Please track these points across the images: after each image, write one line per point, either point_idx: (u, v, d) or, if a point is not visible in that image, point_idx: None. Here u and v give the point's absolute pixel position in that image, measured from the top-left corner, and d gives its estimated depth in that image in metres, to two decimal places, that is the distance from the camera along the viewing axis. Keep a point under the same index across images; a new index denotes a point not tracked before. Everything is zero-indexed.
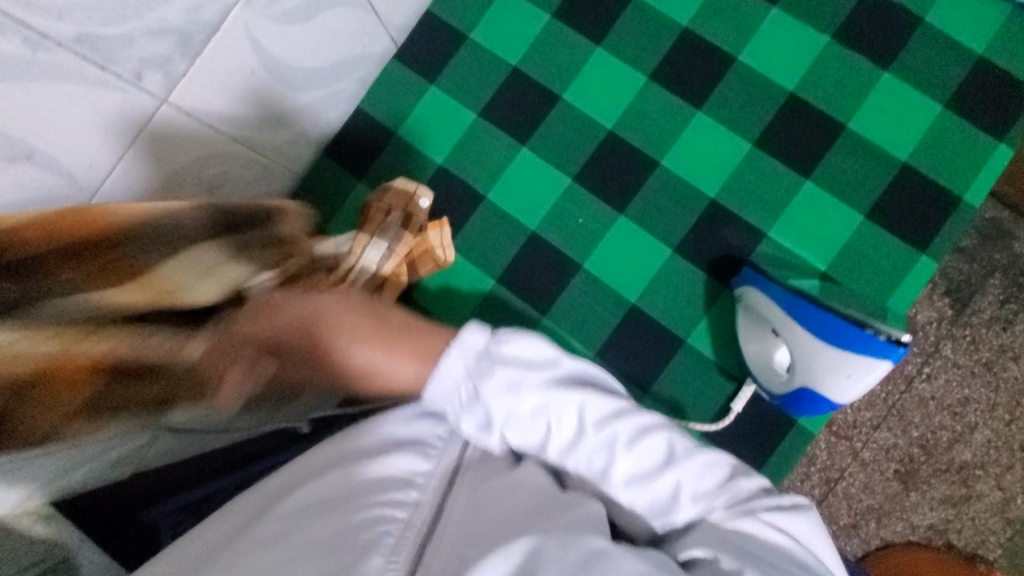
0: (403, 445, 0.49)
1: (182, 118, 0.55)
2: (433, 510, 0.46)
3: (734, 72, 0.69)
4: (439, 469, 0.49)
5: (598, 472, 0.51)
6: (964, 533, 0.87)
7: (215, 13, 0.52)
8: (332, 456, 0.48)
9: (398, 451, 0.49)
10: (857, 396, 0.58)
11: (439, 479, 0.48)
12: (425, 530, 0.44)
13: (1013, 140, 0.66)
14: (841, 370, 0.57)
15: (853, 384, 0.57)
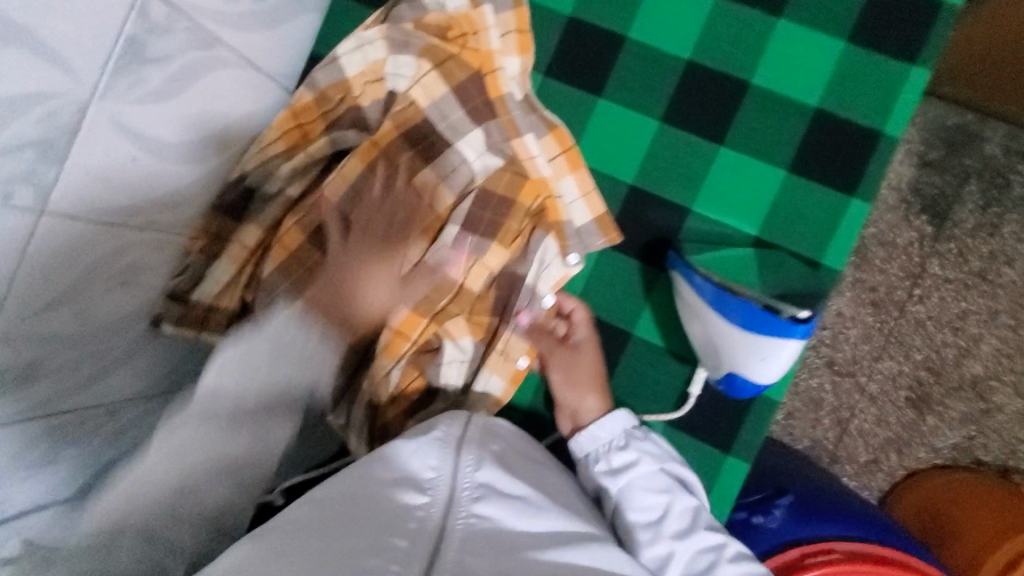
0: (403, 481, 0.51)
1: (73, 223, 0.54)
2: (434, 534, 0.48)
3: (627, 51, 0.67)
4: (438, 497, 0.51)
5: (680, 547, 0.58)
6: (991, 446, 1.09)
7: (73, 114, 0.50)
8: (347, 491, 0.51)
9: (399, 488, 0.51)
10: (777, 374, 0.59)
11: (441, 504, 0.50)
12: (442, 518, 0.49)
13: (928, 58, 0.62)
14: (756, 352, 0.57)
15: (768, 363, 0.58)
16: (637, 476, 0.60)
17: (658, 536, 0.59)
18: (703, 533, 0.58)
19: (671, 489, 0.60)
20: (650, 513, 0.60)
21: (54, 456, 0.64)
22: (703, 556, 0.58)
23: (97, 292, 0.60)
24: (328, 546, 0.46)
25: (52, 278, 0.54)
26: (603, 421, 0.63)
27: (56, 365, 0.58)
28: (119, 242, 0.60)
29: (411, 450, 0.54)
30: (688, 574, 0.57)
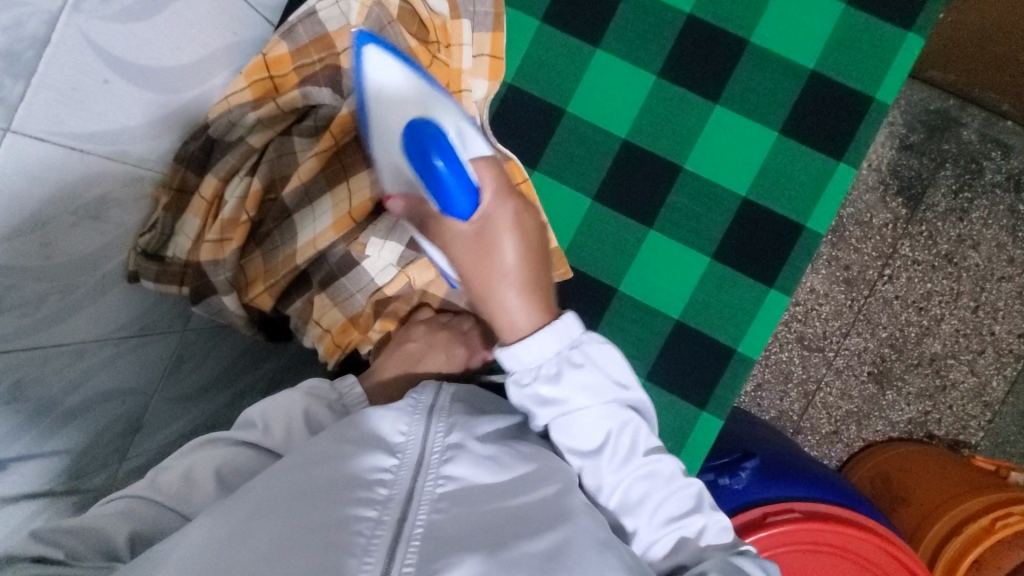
0: (368, 444, 0.49)
1: (39, 146, 0.51)
2: (403, 499, 0.45)
3: (628, 1, 0.65)
4: (407, 460, 0.49)
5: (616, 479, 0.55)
6: (944, 420, 1.14)
7: (39, 24, 0.46)
8: (312, 456, 0.48)
9: (364, 451, 0.48)
10: None
11: (409, 470, 0.48)
12: (411, 485, 0.46)
13: (924, 27, 0.62)
14: None
15: None
16: (596, 390, 0.53)
17: (603, 473, 0.54)
18: (645, 461, 0.54)
19: (621, 422, 0.54)
20: (592, 441, 0.54)
21: (18, 393, 0.61)
22: (640, 485, 0.54)
23: (66, 224, 0.57)
24: (293, 516, 0.42)
25: (16, 204, 0.51)
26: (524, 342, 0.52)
27: (18, 298, 0.55)
28: (89, 170, 0.57)
29: (376, 413, 0.52)
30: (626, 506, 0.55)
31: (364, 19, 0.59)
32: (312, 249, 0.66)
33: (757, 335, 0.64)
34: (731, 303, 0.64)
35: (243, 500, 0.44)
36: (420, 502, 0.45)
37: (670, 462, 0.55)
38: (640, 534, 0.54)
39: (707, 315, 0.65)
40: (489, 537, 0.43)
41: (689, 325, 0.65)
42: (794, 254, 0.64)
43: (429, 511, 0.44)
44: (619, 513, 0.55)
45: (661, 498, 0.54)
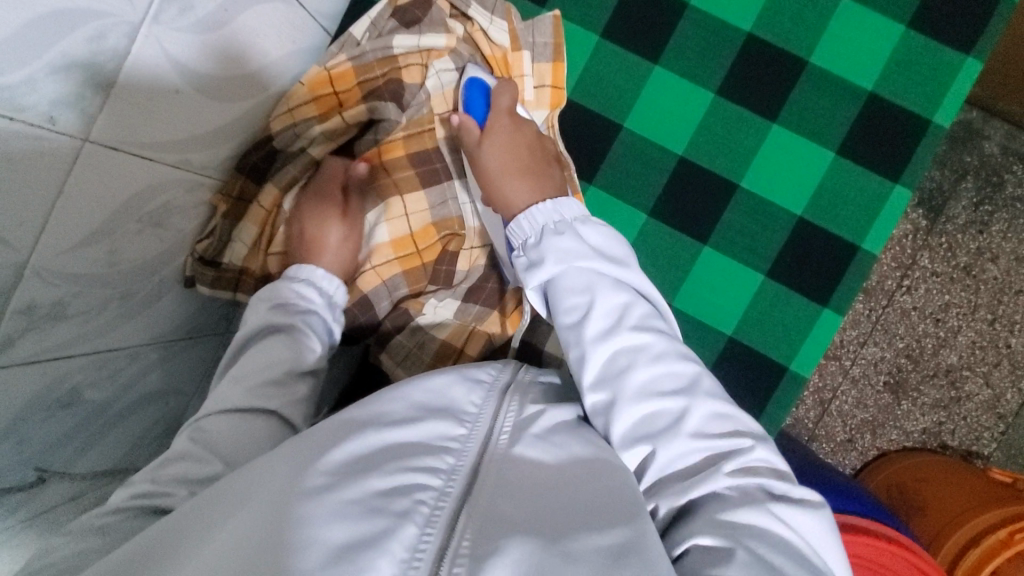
0: (437, 412, 0.46)
1: (111, 155, 0.51)
2: (468, 476, 0.42)
3: (688, 18, 0.65)
4: (475, 434, 0.46)
5: (590, 311, 0.52)
6: (958, 431, 1.12)
7: (122, 36, 0.46)
8: (374, 415, 0.45)
9: (432, 419, 0.45)
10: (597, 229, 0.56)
11: (474, 445, 0.45)
12: (472, 462, 0.43)
13: (982, 52, 0.63)
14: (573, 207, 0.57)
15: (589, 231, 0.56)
16: (575, 254, 0.54)
17: (580, 337, 0.52)
18: (629, 333, 0.51)
19: (595, 287, 0.53)
20: (574, 290, 0.53)
21: (76, 397, 0.61)
22: (622, 356, 0.51)
23: (131, 231, 0.57)
24: (350, 480, 0.39)
25: (87, 212, 0.51)
26: (529, 210, 0.57)
27: (83, 305, 0.56)
28: (153, 177, 0.57)
29: (446, 382, 0.49)
30: (594, 325, 0.52)
31: (443, 53, 0.65)
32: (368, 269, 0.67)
33: (811, 351, 0.65)
34: (783, 318, 0.65)
35: (298, 452, 0.41)
36: (485, 486, 0.42)
37: (659, 345, 0.51)
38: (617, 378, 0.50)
39: (760, 330, 0.66)
40: (545, 526, 0.40)
41: (742, 341, 0.66)
42: (849, 274, 0.64)
43: (495, 495, 0.41)
44: (597, 390, 0.50)
45: (646, 373, 0.50)
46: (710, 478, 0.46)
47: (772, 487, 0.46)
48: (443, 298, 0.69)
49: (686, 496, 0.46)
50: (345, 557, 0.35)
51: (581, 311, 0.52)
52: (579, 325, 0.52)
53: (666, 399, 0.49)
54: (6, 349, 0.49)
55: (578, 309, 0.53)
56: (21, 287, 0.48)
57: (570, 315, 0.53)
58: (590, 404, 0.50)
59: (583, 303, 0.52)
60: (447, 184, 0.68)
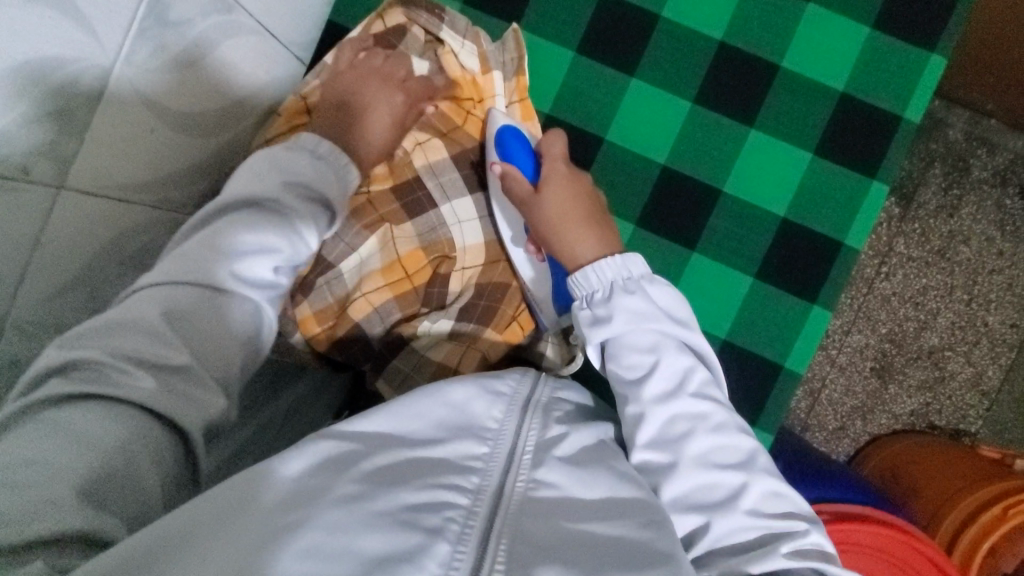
0: (459, 427, 0.46)
1: (88, 201, 0.49)
2: (494, 492, 0.42)
3: (660, 30, 0.66)
4: (499, 449, 0.46)
5: (657, 395, 0.53)
6: (944, 411, 1.12)
7: (95, 80, 0.45)
8: (397, 429, 0.45)
9: (456, 433, 0.46)
10: (666, 292, 0.57)
11: (498, 462, 0.45)
12: (500, 479, 0.44)
13: (945, 48, 0.65)
14: (646, 274, 0.57)
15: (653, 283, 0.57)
16: (646, 315, 0.54)
17: (640, 397, 0.53)
18: (688, 400, 0.52)
19: (660, 348, 0.54)
20: (636, 368, 0.53)
21: None
22: (682, 425, 0.52)
23: (113, 275, 0.56)
24: (376, 497, 0.39)
25: (68, 260, 0.50)
26: (597, 265, 0.56)
27: None
28: (134, 219, 0.56)
29: (467, 393, 0.49)
30: (660, 439, 0.52)
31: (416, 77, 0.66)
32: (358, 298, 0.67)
33: (804, 349, 0.66)
34: (775, 318, 0.66)
35: (317, 465, 0.41)
36: (511, 506, 0.42)
37: (720, 414, 0.52)
38: (675, 475, 0.50)
39: (753, 331, 0.66)
40: (575, 548, 0.40)
41: (736, 344, 0.66)
42: (834, 270, 0.66)
43: (520, 514, 0.41)
44: (652, 452, 0.51)
45: (705, 444, 0.51)
46: (766, 553, 0.47)
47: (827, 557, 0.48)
48: (437, 318, 0.67)
49: (741, 566, 0.47)
50: (378, 572, 0.35)
51: (647, 404, 0.52)
52: (648, 452, 0.52)
53: (724, 473, 0.50)
54: None
55: (643, 430, 0.52)
56: (1, 342, 0.46)
57: (636, 441, 0.52)
58: (643, 463, 0.51)
59: (654, 437, 0.52)
60: (434, 211, 0.68)
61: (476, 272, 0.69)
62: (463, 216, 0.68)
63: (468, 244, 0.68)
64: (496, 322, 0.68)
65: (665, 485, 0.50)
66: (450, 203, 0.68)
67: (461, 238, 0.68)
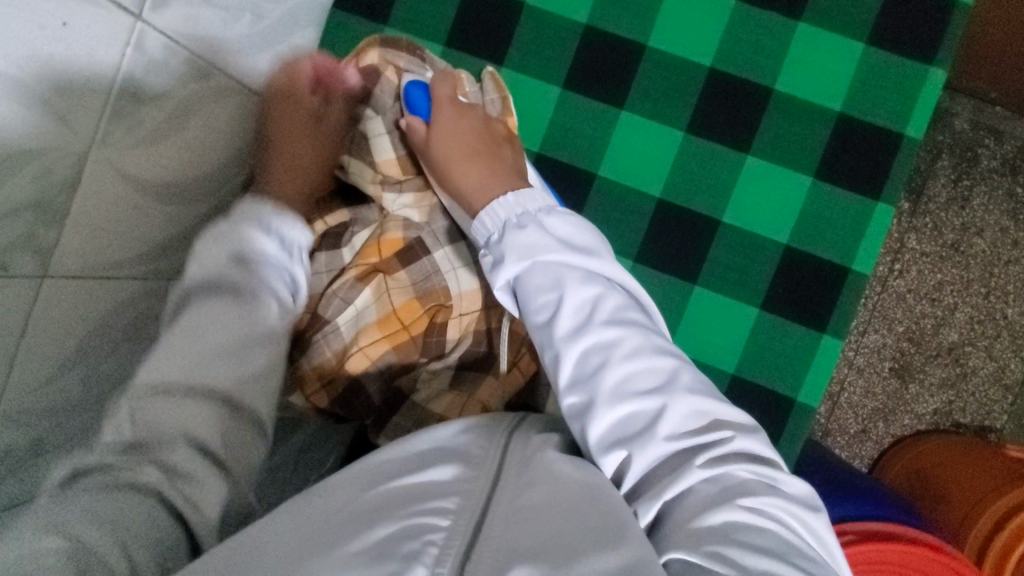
0: (443, 455, 0.42)
1: (77, 283, 0.49)
2: (478, 510, 0.37)
3: (648, 60, 0.65)
4: (485, 468, 0.41)
5: (566, 330, 0.47)
6: (968, 408, 1.09)
7: (70, 166, 0.45)
8: (378, 471, 0.40)
9: (438, 463, 0.41)
10: (566, 220, 0.52)
11: (483, 481, 0.40)
12: (484, 497, 0.38)
13: (945, 60, 0.63)
14: (542, 205, 0.53)
15: (551, 214, 0.52)
16: (539, 247, 0.50)
17: (550, 338, 0.47)
18: (599, 327, 0.47)
19: (562, 280, 0.49)
20: (544, 303, 0.48)
21: None
22: (594, 355, 0.46)
23: (107, 353, 0.55)
24: (352, 532, 0.35)
25: (58, 342, 0.49)
26: (490, 207, 0.54)
27: (65, 435, 0.53)
28: (123, 293, 0.55)
29: (452, 429, 0.45)
30: (577, 375, 0.46)
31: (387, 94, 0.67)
32: (356, 352, 0.65)
33: (817, 379, 0.64)
34: (784, 350, 0.64)
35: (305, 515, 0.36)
36: (497, 517, 0.37)
37: (633, 337, 0.46)
38: (595, 413, 0.44)
39: (762, 364, 0.64)
40: (553, 546, 0.35)
41: (747, 378, 0.64)
42: (842, 296, 0.64)
43: (505, 522, 0.37)
44: (571, 395, 0.45)
45: (619, 371, 0.45)
46: (681, 475, 0.41)
47: (770, 475, 0.42)
48: (436, 370, 0.66)
49: (662, 498, 0.40)
50: None
51: (561, 341, 0.47)
52: (568, 395, 0.45)
53: (641, 399, 0.44)
54: None
55: (561, 369, 0.46)
56: None
57: (556, 384, 0.46)
58: (567, 409, 0.45)
59: (572, 376, 0.46)
60: (428, 259, 0.67)
61: (475, 319, 0.67)
62: (459, 264, 0.67)
63: (465, 290, 0.67)
64: (495, 370, 0.67)
65: (588, 427, 0.44)
66: (444, 250, 0.67)
67: (457, 284, 0.67)
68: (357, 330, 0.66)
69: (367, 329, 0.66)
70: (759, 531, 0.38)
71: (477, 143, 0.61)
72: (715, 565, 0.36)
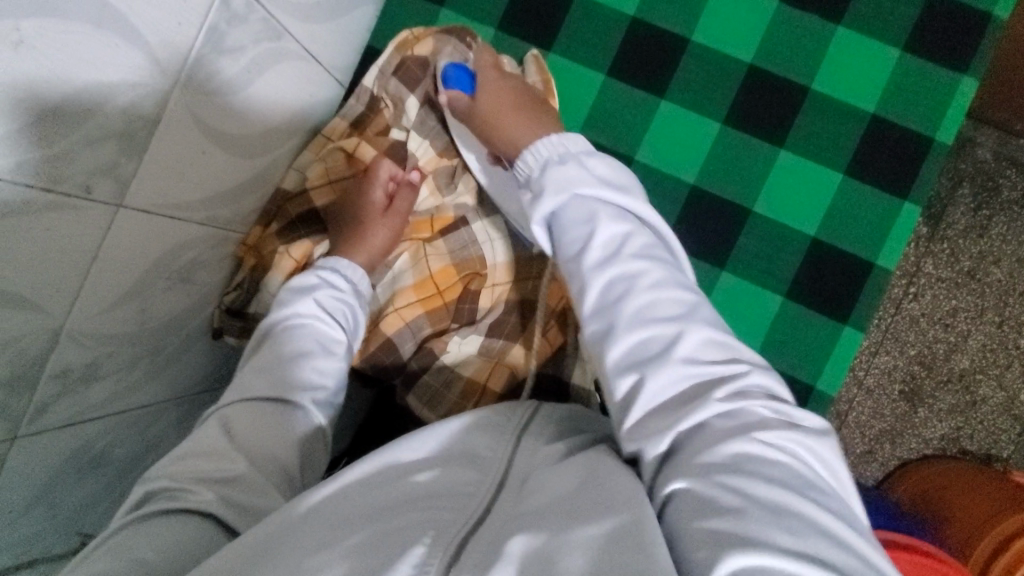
0: (453, 461, 0.43)
1: (144, 219, 0.52)
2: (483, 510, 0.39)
3: (691, 53, 0.68)
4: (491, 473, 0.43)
5: (594, 261, 0.49)
6: (977, 436, 0.98)
7: (154, 104, 0.48)
8: (387, 472, 0.42)
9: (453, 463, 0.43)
10: (604, 163, 0.53)
11: (489, 486, 0.41)
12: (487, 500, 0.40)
13: (976, 71, 0.65)
14: (582, 148, 0.54)
15: (591, 157, 0.53)
16: (577, 184, 0.52)
17: (579, 266, 0.50)
18: (626, 260, 0.48)
19: (595, 216, 0.50)
20: (576, 235, 0.50)
21: (106, 457, 0.60)
22: (619, 285, 0.47)
23: (160, 290, 0.58)
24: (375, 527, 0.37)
25: (122, 272, 0.52)
26: (534, 145, 0.55)
27: (115, 364, 0.56)
28: (181, 235, 0.58)
29: (462, 435, 0.46)
30: (600, 301, 0.48)
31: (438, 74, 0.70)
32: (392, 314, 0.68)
33: (837, 370, 0.66)
34: (805, 339, 0.66)
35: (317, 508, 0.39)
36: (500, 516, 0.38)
37: (658, 272, 0.47)
38: (613, 337, 0.45)
39: (784, 351, 0.66)
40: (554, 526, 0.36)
41: (768, 364, 0.66)
42: (866, 291, 0.66)
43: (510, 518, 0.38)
44: (594, 321, 0.47)
45: (640, 301, 0.46)
46: (696, 404, 0.41)
47: (782, 409, 0.42)
48: (467, 335, 0.69)
49: (675, 423, 0.41)
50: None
51: (591, 269, 0.49)
52: (593, 320, 0.48)
53: (658, 325, 0.45)
54: (41, 414, 0.49)
55: (586, 295, 0.48)
56: (58, 350, 0.48)
57: (582, 309, 0.49)
58: (589, 332, 0.47)
59: (596, 303, 0.48)
60: (466, 229, 0.70)
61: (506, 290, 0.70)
62: (495, 236, 0.70)
63: (499, 261, 0.70)
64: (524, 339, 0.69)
65: (605, 349, 0.46)
66: (481, 221, 0.70)
67: (491, 255, 0.70)
68: (394, 295, 0.69)
69: (404, 292, 0.69)
70: (768, 462, 0.38)
71: (524, 105, 0.62)
72: (718, 494, 0.37)
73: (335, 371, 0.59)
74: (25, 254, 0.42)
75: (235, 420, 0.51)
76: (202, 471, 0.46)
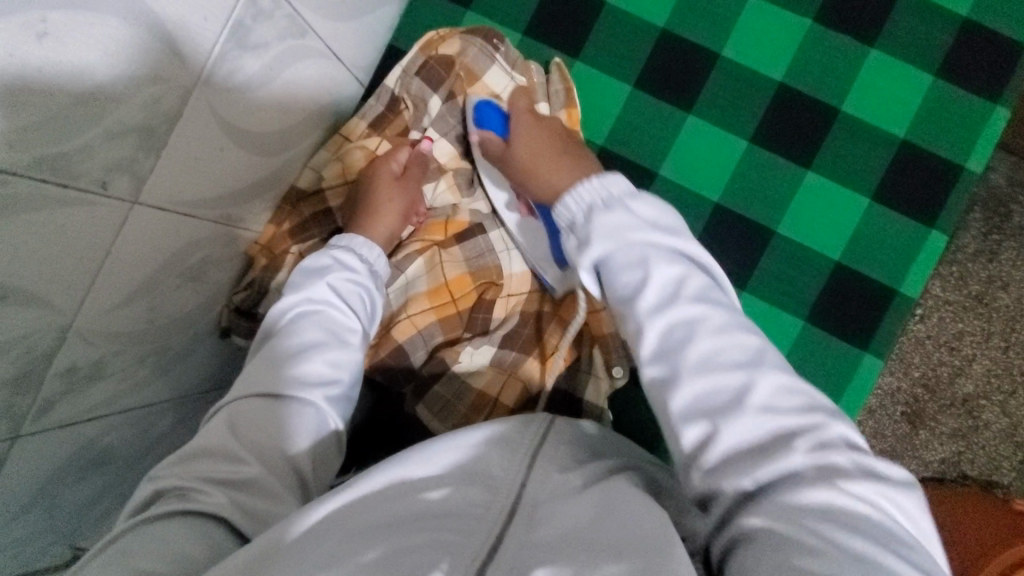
0: (471, 479, 0.41)
1: (158, 215, 0.51)
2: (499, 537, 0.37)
3: (720, 68, 0.67)
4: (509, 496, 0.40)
5: (651, 309, 0.46)
6: (978, 462, 0.92)
7: (176, 99, 0.46)
8: (402, 488, 0.40)
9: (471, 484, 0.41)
10: (656, 205, 0.51)
11: (504, 511, 0.39)
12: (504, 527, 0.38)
13: (1008, 100, 0.64)
14: (629, 187, 0.52)
15: (637, 198, 0.51)
16: (625, 227, 0.49)
17: (634, 312, 0.47)
18: (686, 305, 0.46)
19: (648, 260, 0.48)
20: (627, 285, 0.47)
21: (108, 455, 0.59)
22: (680, 329, 0.45)
23: (170, 287, 0.56)
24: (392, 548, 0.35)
25: (133, 270, 0.51)
26: (575, 189, 0.52)
27: (122, 363, 0.54)
28: (193, 232, 0.56)
29: (486, 451, 0.44)
30: (665, 346, 0.45)
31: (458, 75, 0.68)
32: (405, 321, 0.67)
33: (855, 397, 0.64)
34: (825, 365, 0.65)
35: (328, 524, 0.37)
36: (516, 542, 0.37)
37: (720, 315, 0.45)
38: (685, 389, 0.43)
39: (802, 376, 0.65)
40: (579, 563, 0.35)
41: None
42: (887, 318, 0.64)
43: (526, 544, 0.37)
44: (653, 365, 0.45)
45: (707, 345, 0.44)
46: (773, 457, 0.40)
47: (870, 457, 0.40)
48: (479, 345, 0.67)
49: (751, 477, 0.39)
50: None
51: (649, 317, 0.46)
52: (656, 368, 0.45)
53: (726, 372, 0.43)
54: (46, 413, 0.48)
55: (648, 343, 0.46)
56: (66, 347, 0.47)
57: (641, 358, 0.46)
58: (650, 382, 0.45)
59: (661, 351, 0.45)
60: (484, 238, 0.69)
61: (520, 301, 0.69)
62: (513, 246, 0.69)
63: (516, 272, 0.69)
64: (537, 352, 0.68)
65: (672, 402, 0.43)
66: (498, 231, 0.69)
67: (508, 265, 0.69)
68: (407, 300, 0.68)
69: (418, 299, 0.67)
70: (853, 513, 0.37)
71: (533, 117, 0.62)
72: (797, 561, 0.35)
73: (350, 362, 0.55)
74: (39, 250, 0.41)
75: (241, 416, 0.49)
76: (209, 472, 0.45)
